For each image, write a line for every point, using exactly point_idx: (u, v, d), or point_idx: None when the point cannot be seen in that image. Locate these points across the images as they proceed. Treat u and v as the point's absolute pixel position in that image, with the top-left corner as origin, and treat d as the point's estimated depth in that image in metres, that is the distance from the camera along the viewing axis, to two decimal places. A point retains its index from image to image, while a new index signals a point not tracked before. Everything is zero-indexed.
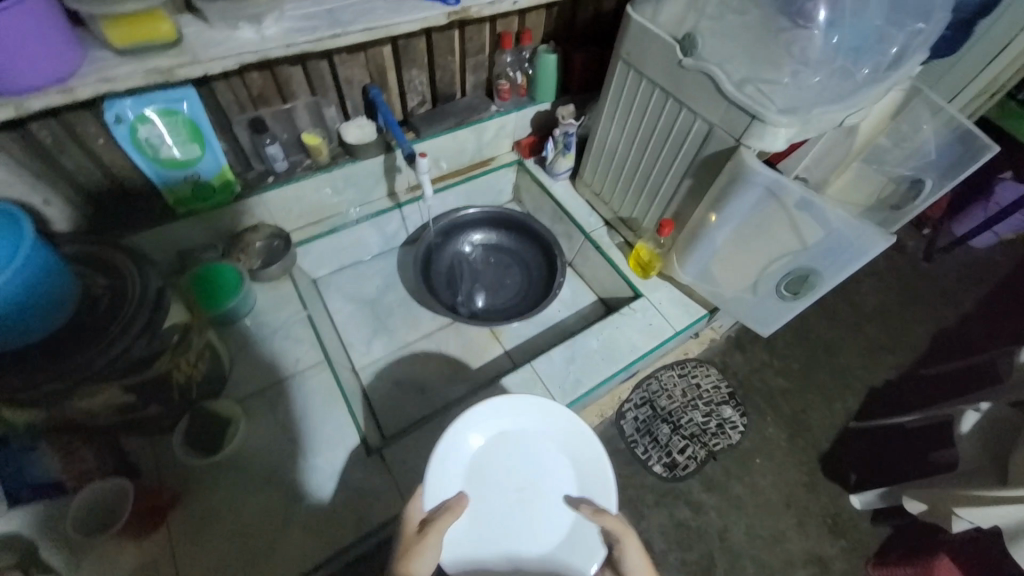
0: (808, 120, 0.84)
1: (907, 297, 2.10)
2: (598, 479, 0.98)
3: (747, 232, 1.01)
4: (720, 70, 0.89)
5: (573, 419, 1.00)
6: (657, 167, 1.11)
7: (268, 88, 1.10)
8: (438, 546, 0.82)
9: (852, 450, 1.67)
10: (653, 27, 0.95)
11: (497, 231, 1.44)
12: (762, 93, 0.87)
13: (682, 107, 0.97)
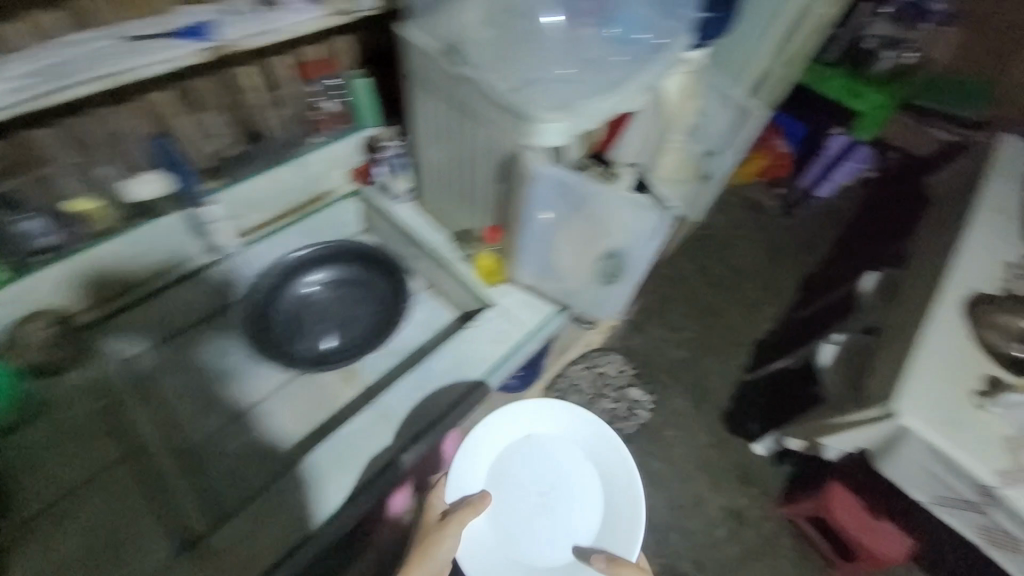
0: (577, 115, 0.87)
1: (776, 252, 2.29)
2: (617, 502, 1.23)
3: (557, 224, 1.04)
4: (494, 78, 0.89)
5: (596, 431, 1.27)
6: (474, 177, 1.11)
7: (20, 156, 1.02)
8: (451, 537, 1.06)
9: (750, 401, 1.78)
10: (428, 43, 0.94)
11: (342, 264, 1.35)
12: (536, 95, 0.88)
13: (474, 118, 0.97)
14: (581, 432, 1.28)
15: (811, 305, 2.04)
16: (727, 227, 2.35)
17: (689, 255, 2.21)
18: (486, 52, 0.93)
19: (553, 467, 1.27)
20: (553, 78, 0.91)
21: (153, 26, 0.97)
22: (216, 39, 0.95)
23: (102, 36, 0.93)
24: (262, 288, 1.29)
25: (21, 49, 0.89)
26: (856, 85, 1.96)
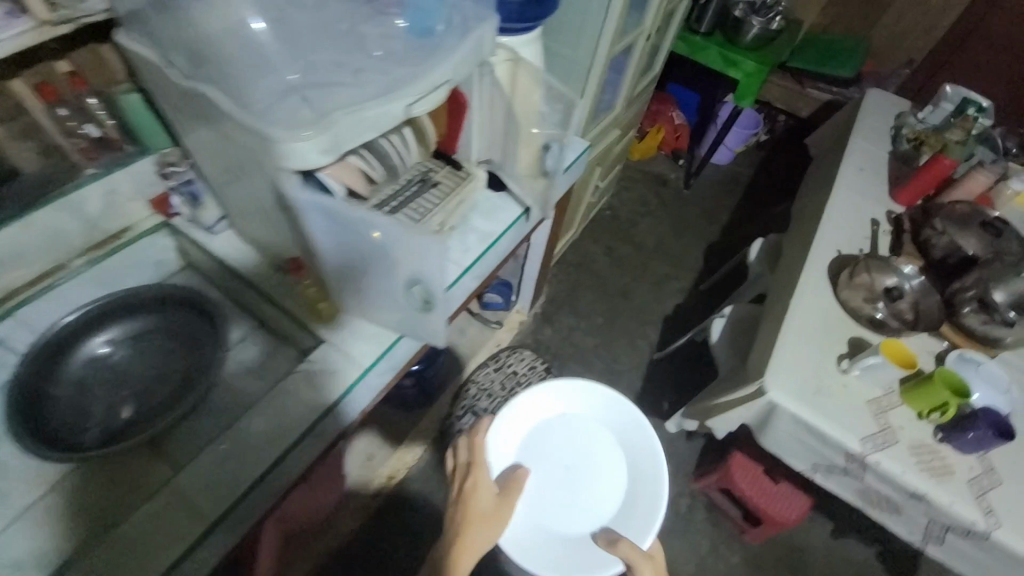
0: (337, 129, 0.58)
1: (679, 225, 2.29)
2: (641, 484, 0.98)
3: (345, 259, 0.70)
4: (222, 85, 0.60)
5: (644, 431, 1.00)
6: (245, 158, 0.66)
7: None
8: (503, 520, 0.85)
9: (659, 381, 1.79)
10: (140, 47, 0.65)
11: (139, 315, 0.87)
12: (287, 106, 0.59)
13: (220, 136, 0.66)
14: (623, 421, 1.03)
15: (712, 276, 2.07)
16: (631, 205, 2.33)
17: (595, 238, 2.18)
18: (211, 43, 0.61)
19: (579, 448, 1.02)
20: (330, 78, 0.64)
21: None
22: None
23: None
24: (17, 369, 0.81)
25: None
26: (731, 52, 1.97)
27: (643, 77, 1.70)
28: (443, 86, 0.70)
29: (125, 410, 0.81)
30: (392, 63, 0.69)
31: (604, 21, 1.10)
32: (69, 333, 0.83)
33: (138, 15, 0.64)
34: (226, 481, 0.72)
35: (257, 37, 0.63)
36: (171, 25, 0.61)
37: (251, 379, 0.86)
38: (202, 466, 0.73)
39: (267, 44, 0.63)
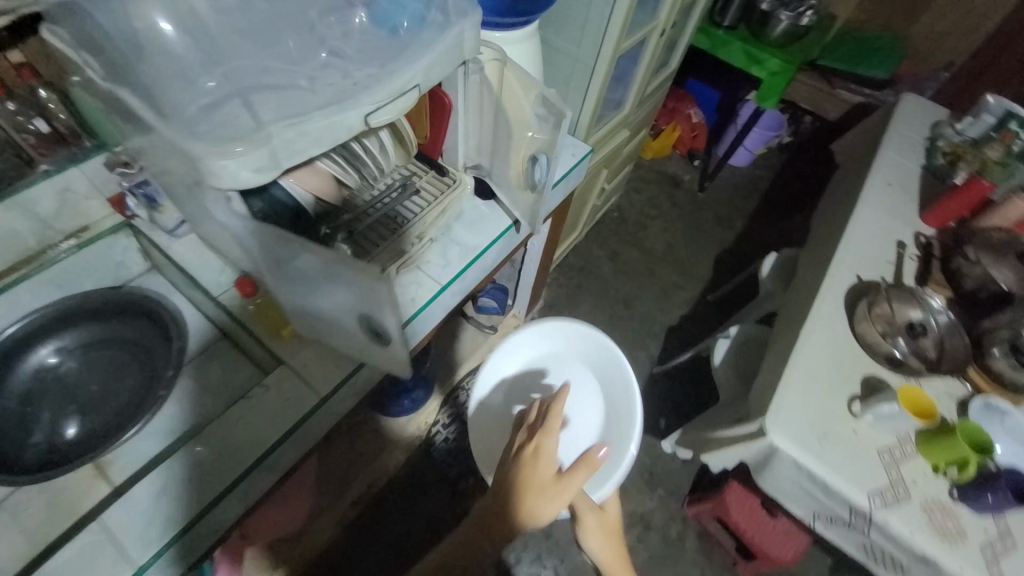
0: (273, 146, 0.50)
1: (691, 230, 2.17)
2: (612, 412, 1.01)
3: (291, 287, 0.66)
4: (146, 91, 0.53)
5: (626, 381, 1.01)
6: (182, 172, 0.59)
7: None
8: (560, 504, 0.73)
9: (658, 397, 1.71)
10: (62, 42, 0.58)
11: (95, 324, 0.82)
12: (216, 116, 0.52)
13: (156, 146, 0.59)
14: (611, 371, 1.03)
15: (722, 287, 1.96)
16: (642, 206, 2.22)
17: (600, 241, 2.08)
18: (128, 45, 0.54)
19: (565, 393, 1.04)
20: (275, 83, 0.56)
21: None
22: None
23: None
24: None
25: None
26: (755, 49, 1.83)
27: (656, 74, 1.58)
28: (411, 90, 0.62)
29: (72, 426, 0.76)
30: (351, 67, 0.61)
31: (608, 14, 1.00)
32: (10, 341, 0.76)
33: (64, 5, 0.57)
34: (165, 519, 0.65)
35: (168, 42, 0.56)
36: (86, 24, 0.54)
37: (203, 395, 0.80)
38: (138, 499, 0.66)
39: (177, 48, 0.57)
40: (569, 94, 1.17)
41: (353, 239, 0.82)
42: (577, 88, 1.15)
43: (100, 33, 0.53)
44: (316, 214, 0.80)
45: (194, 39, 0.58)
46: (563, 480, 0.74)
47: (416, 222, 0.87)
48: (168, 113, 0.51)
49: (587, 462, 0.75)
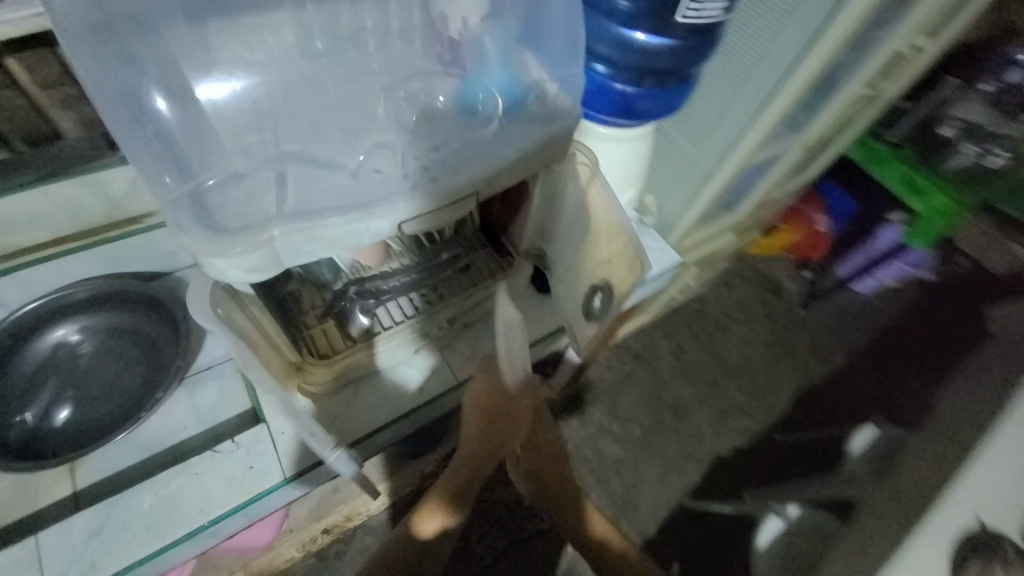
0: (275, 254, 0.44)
1: (776, 351, 1.75)
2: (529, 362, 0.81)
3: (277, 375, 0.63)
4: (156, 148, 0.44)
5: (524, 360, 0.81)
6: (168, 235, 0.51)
7: None
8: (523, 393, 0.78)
9: (680, 536, 1.46)
10: None
11: (120, 312, 0.81)
12: (235, 203, 0.45)
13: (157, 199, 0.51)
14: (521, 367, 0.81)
15: (796, 433, 1.60)
16: (727, 306, 1.82)
17: (669, 331, 1.75)
18: (128, 115, 0.43)
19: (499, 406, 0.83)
20: (319, 172, 0.50)
21: None
22: None
23: None
24: None
25: None
26: (920, 178, 1.43)
27: (790, 181, 1.36)
28: (466, 197, 0.53)
29: (62, 411, 0.75)
30: (408, 152, 0.54)
31: (745, 127, 0.83)
32: (47, 312, 0.78)
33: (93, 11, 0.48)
34: (91, 561, 0.61)
35: (160, 120, 0.45)
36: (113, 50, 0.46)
37: (189, 418, 0.77)
38: (74, 529, 0.62)
39: (173, 129, 0.46)
40: (674, 191, 1.01)
41: (381, 308, 0.77)
42: (684, 187, 0.99)
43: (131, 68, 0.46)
44: (351, 273, 0.77)
45: (197, 118, 0.48)
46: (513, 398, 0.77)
47: (443, 303, 0.78)
48: (180, 191, 0.44)
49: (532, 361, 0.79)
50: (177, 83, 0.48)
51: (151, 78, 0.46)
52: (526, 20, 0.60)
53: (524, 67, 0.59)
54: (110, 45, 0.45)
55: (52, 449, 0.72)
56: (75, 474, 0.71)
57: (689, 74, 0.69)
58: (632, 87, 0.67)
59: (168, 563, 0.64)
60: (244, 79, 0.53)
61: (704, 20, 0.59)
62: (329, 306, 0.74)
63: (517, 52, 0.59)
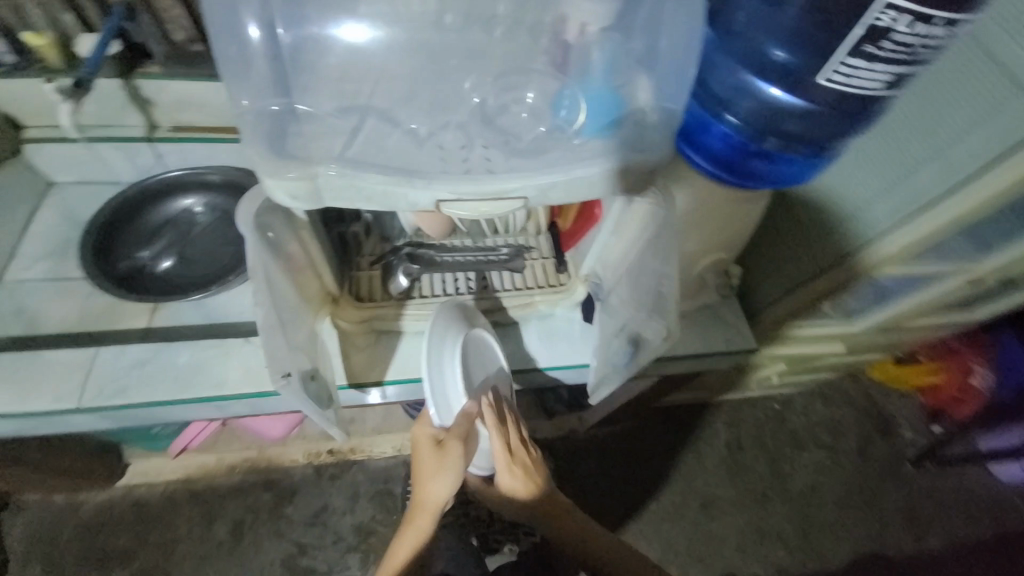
0: (306, 195, 0.47)
1: (859, 498, 1.45)
2: (489, 370, 0.77)
3: (300, 297, 0.68)
4: (252, 72, 0.49)
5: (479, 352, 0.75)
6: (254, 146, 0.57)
7: None
8: (455, 469, 0.66)
9: None
10: None
11: (234, 201, 0.94)
12: (301, 137, 0.49)
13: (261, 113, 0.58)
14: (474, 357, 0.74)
15: None
16: (815, 422, 1.54)
17: (734, 421, 1.52)
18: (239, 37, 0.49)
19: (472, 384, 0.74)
20: (388, 131, 0.53)
21: None
22: None
23: None
24: (136, 185, 0.94)
25: None
26: None
27: (943, 313, 1.11)
28: (512, 199, 0.51)
29: (165, 263, 0.90)
30: (480, 139, 0.54)
31: (886, 233, 0.71)
32: (190, 184, 0.95)
33: None
34: (123, 386, 0.72)
35: (244, 46, 0.49)
36: None
37: (248, 306, 0.87)
38: (126, 355, 0.74)
39: (257, 54, 0.50)
40: (775, 276, 0.90)
41: (422, 275, 0.80)
42: (791, 273, 0.87)
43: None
44: (413, 235, 0.81)
45: (281, 47, 0.51)
46: (446, 450, 0.66)
47: (480, 293, 0.81)
48: (261, 113, 0.49)
49: (464, 421, 0.67)
50: (271, 11, 0.51)
51: (251, 2, 0.49)
52: (649, 41, 0.55)
53: (630, 89, 0.55)
54: None
55: (145, 287, 0.87)
56: (153, 315, 0.84)
57: (826, 147, 0.59)
58: (750, 142, 0.59)
59: (175, 414, 0.74)
60: (360, 31, 0.56)
61: (861, 92, 0.50)
62: (382, 256, 0.80)
63: (628, 71, 0.56)
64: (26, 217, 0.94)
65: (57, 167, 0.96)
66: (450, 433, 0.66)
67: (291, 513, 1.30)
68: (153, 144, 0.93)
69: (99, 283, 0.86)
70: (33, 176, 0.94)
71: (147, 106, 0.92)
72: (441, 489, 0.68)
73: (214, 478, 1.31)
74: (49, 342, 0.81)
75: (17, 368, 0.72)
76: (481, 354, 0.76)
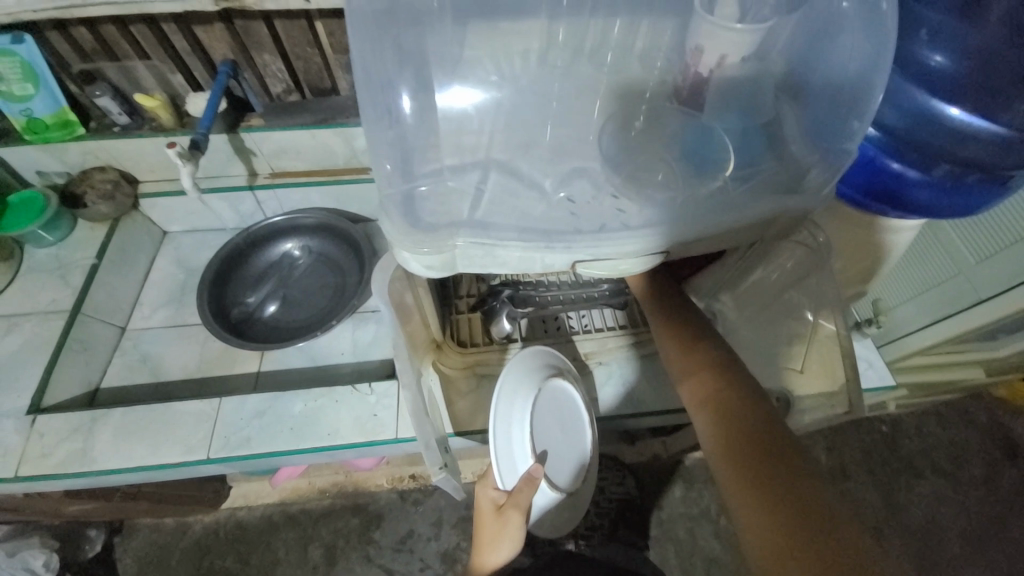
0: (449, 259, 0.46)
1: (987, 533, 1.24)
2: (563, 423, 0.73)
3: (412, 350, 0.66)
4: (398, 141, 0.46)
5: (554, 400, 0.71)
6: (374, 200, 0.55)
7: None
8: (515, 538, 0.63)
9: None
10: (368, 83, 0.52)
11: (333, 247, 0.99)
12: (442, 201, 0.46)
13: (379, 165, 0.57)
14: (548, 409, 0.70)
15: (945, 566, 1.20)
16: (932, 446, 1.33)
17: (836, 446, 1.33)
18: (377, 103, 0.46)
19: (553, 438, 0.71)
20: (517, 184, 0.49)
21: None
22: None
23: None
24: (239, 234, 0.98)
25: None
26: None
27: None
28: (651, 255, 0.47)
29: (270, 308, 0.95)
30: (609, 187, 0.50)
31: None
32: (288, 229, 0.99)
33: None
34: (247, 436, 0.75)
35: (396, 114, 0.47)
36: (394, 41, 0.49)
37: (347, 348, 0.90)
38: (247, 405, 0.76)
39: (409, 125, 0.47)
40: (915, 303, 0.80)
41: (523, 318, 0.77)
42: (935, 303, 0.77)
43: (394, 60, 0.48)
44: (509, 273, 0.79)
45: (434, 115, 0.49)
46: (507, 517, 0.63)
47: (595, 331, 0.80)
48: (399, 184, 0.45)
49: (524, 488, 0.62)
50: (419, 81, 0.48)
51: (404, 74, 0.48)
52: (793, 69, 0.51)
53: (777, 125, 0.50)
54: (384, 30, 0.49)
55: (253, 334, 0.92)
56: (262, 360, 0.90)
57: (1011, 176, 0.51)
58: (915, 171, 0.52)
59: (292, 460, 0.76)
60: (486, 79, 0.52)
61: None
62: (481, 299, 0.77)
63: (774, 103, 0.50)
64: (144, 267, 1.01)
65: (167, 218, 1.02)
66: (511, 500, 0.62)
67: (380, 538, 1.28)
68: (254, 192, 0.97)
69: (211, 329, 0.88)
70: (148, 227, 1.01)
71: (248, 156, 0.95)
72: (501, 555, 0.64)
73: (307, 501, 1.32)
74: (179, 389, 0.89)
75: (157, 419, 0.76)
76: (561, 405, 0.72)
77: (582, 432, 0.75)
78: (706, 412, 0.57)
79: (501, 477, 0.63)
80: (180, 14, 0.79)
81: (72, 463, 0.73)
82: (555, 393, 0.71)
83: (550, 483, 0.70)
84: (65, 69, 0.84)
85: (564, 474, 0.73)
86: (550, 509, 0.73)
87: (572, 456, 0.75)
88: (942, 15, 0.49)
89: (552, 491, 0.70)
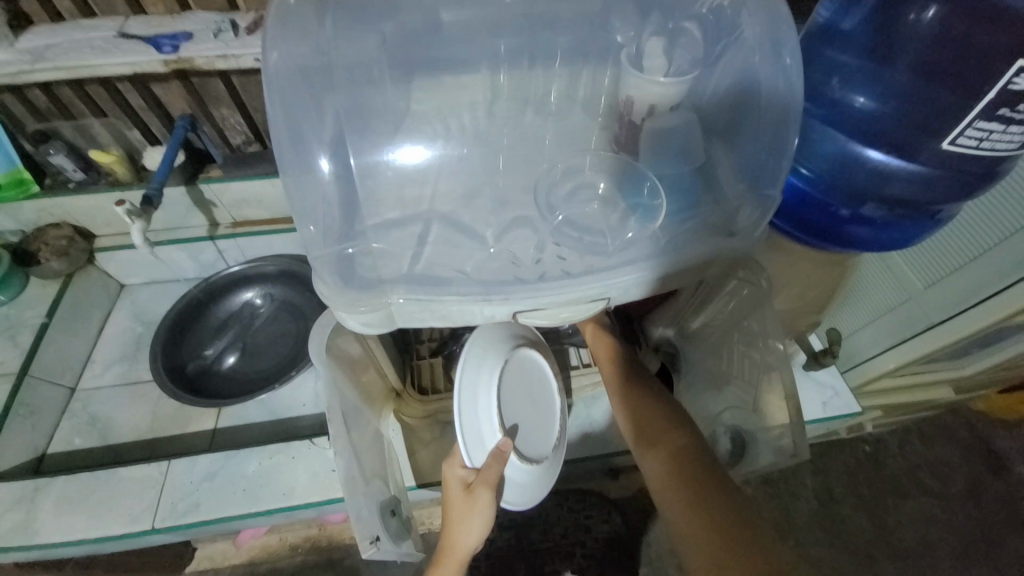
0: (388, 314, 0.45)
1: (975, 550, 1.22)
2: (532, 395, 0.68)
3: (365, 403, 0.64)
4: (324, 201, 0.47)
5: (523, 367, 0.67)
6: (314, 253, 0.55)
7: None
8: (485, 516, 0.59)
9: None
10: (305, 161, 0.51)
11: (296, 292, 0.97)
12: (378, 260, 0.46)
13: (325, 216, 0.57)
14: (515, 377, 0.66)
15: None
16: (916, 464, 1.32)
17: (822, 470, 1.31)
18: (295, 163, 0.46)
19: (522, 408, 0.66)
20: (456, 236, 0.49)
21: (154, 20, 0.75)
22: (189, 50, 0.72)
23: (103, 22, 0.75)
24: (198, 285, 0.96)
25: (37, 35, 0.73)
26: None
27: None
28: (593, 300, 0.47)
29: (229, 359, 0.92)
30: (549, 234, 0.50)
31: (1009, 285, 0.61)
32: (249, 277, 0.98)
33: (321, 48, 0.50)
34: (196, 501, 0.71)
35: (316, 175, 0.47)
36: (320, 100, 0.49)
37: (309, 398, 0.87)
38: (197, 466, 0.73)
39: (328, 184, 0.47)
40: (873, 328, 0.81)
41: None
42: (890, 326, 0.78)
43: (315, 118, 0.48)
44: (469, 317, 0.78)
45: (352, 176, 0.49)
46: (474, 497, 0.58)
47: (574, 370, 0.81)
48: (327, 246, 0.46)
49: (496, 464, 0.58)
50: (342, 141, 0.49)
51: (325, 136, 0.48)
52: (718, 116, 0.53)
53: (709, 168, 0.52)
54: (303, 88, 0.48)
55: (208, 388, 0.89)
56: (219, 415, 0.87)
57: (938, 211, 0.53)
58: (847, 210, 0.54)
59: (246, 523, 0.72)
60: (425, 132, 0.53)
61: (992, 155, 0.46)
62: (443, 343, 0.76)
63: (705, 147, 0.52)
64: (100, 322, 0.99)
65: (126, 271, 1.00)
66: (478, 478, 0.58)
67: None
68: (215, 242, 0.96)
69: (165, 389, 0.86)
70: (105, 281, 0.99)
71: (209, 208, 0.94)
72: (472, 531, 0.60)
73: None
74: (132, 450, 0.85)
75: (104, 486, 0.72)
76: (528, 374, 0.68)
77: (551, 408, 0.71)
78: (676, 504, 0.53)
79: (467, 451, 0.58)
80: (135, 74, 0.80)
81: (9, 538, 0.69)
82: (524, 360, 0.67)
83: (522, 455, 0.64)
84: (19, 129, 0.84)
85: (541, 450, 0.68)
86: (527, 488, 0.66)
87: (546, 431, 0.70)
88: (857, 59, 0.50)
89: (525, 465, 0.64)
